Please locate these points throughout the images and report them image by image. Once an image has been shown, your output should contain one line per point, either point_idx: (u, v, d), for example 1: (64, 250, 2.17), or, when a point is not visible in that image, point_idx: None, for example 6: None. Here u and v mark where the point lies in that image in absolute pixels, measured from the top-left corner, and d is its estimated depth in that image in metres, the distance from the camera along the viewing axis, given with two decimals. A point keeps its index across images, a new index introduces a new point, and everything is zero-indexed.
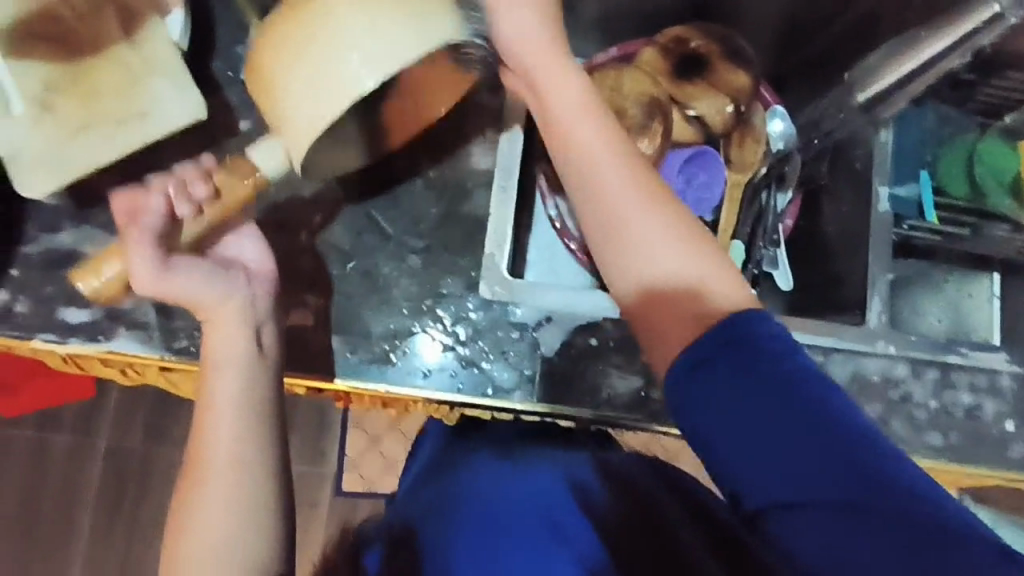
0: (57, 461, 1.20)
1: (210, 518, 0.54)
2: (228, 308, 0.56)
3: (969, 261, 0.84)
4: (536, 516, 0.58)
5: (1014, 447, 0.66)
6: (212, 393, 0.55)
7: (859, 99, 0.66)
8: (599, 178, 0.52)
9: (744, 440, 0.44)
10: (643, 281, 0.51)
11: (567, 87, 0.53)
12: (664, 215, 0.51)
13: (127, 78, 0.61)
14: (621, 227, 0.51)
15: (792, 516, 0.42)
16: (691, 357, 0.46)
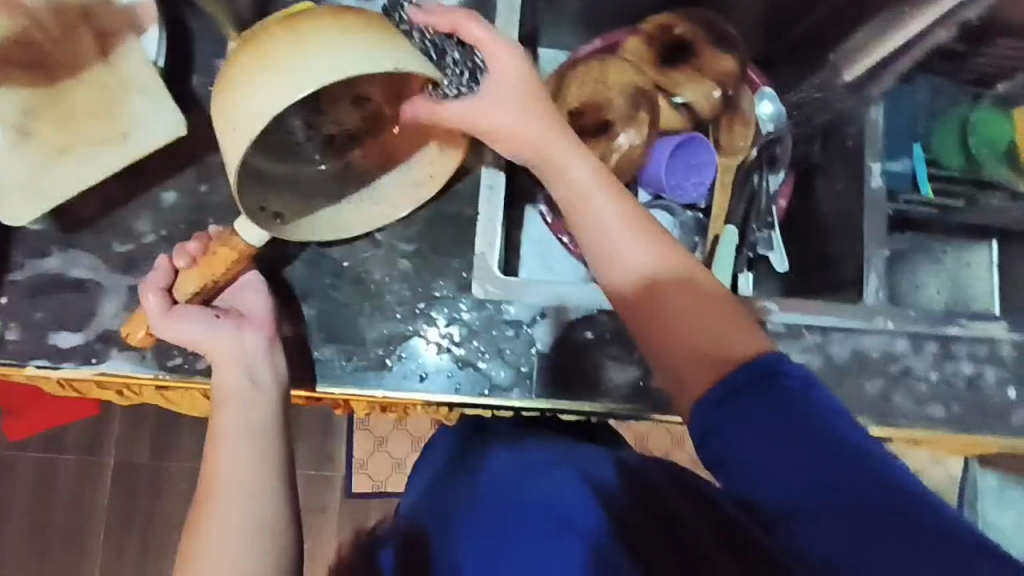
0: (66, 481, 1.20)
1: (221, 548, 0.54)
2: (226, 345, 0.57)
3: (967, 231, 0.83)
4: (547, 515, 0.57)
5: (1018, 413, 0.66)
6: (220, 425, 0.57)
7: (847, 78, 0.69)
8: (597, 223, 0.56)
9: (766, 461, 0.45)
10: (650, 303, 0.53)
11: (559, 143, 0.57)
12: (654, 240, 0.55)
13: (103, 97, 0.60)
14: (619, 257, 0.55)
15: (803, 526, 0.43)
16: (718, 391, 0.47)
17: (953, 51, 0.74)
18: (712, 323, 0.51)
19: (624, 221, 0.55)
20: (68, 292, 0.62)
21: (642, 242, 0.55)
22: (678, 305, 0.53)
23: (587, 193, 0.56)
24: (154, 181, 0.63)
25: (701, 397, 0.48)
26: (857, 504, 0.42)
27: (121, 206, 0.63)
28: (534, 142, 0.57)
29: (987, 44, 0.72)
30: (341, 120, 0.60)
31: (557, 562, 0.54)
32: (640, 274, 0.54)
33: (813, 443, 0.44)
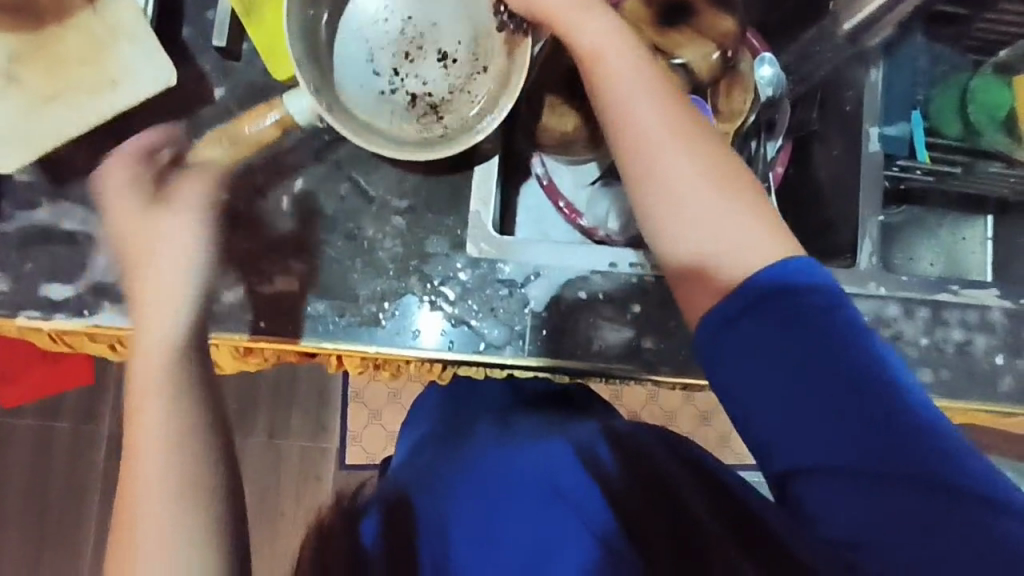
0: (62, 449, 1.21)
1: (158, 507, 0.51)
2: (169, 280, 0.55)
3: (963, 205, 0.83)
4: (540, 483, 0.57)
5: (1005, 380, 0.67)
6: (144, 371, 0.53)
7: (846, 29, 0.64)
8: (625, 113, 0.52)
9: (774, 394, 0.45)
10: (676, 199, 0.50)
11: (593, 23, 0.54)
12: (691, 139, 0.51)
13: (91, 43, 0.60)
14: (650, 150, 0.51)
15: (815, 480, 0.44)
16: (728, 310, 0.47)
17: (952, 13, 0.75)
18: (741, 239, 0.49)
19: (650, 104, 0.52)
20: (58, 244, 0.61)
21: (666, 126, 0.51)
22: (698, 196, 0.50)
23: (612, 69, 0.53)
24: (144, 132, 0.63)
25: (714, 308, 0.48)
26: (863, 437, 0.44)
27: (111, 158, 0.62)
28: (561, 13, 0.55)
29: (989, 8, 0.73)
30: (421, 75, 0.65)
31: (554, 531, 0.54)
32: (659, 156, 0.51)
33: (834, 380, 0.44)
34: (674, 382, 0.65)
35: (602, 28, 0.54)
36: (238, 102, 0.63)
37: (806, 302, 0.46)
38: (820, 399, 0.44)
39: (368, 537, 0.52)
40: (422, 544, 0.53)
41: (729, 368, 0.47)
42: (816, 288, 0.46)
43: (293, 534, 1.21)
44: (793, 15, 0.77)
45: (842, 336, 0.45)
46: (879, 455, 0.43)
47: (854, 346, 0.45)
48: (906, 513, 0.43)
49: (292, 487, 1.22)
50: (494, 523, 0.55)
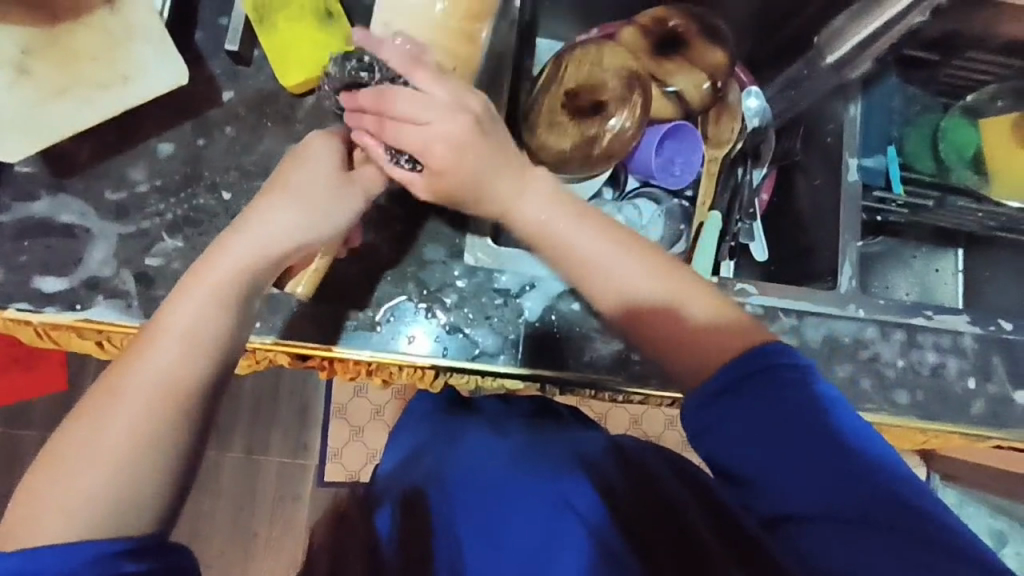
0: (28, 457, 1.15)
1: (122, 417, 0.47)
2: (286, 227, 0.53)
3: (934, 237, 0.87)
4: (547, 495, 0.54)
5: (977, 403, 0.69)
6: (207, 273, 0.52)
7: (828, 61, 0.68)
8: (581, 269, 0.55)
9: (765, 448, 0.47)
10: (646, 325, 0.54)
11: (530, 192, 0.56)
12: (644, 267, 0.54)
13: (105, 40, 0.62)
14: (611, 295, 0.54)
15: (804, 527, 0.45)
16: (708, 392, 0.49)
17: (926, 59, 0.80)
18: (705, 346, 0.52)
19: (603, 250, 0.55)
20: (54, 237, 0.61)
21: (609, 258, 0.55)
22: (662, 316, 0.53)
23: (542, 224, 0.56)
24: (149, 131, 0.64)
25: (703, 385, 0.50)
26: (853, 498, 0.44)
27: (114, 154, 0.63)
28: (477, 178, 0.55)
29: (958, 55, 0.78)
30: None
31: (555, 540, 0.52)
32: (604, 276, 0.55)
33: (818, 443, 0.46)
34: (661, 394, 0.67)
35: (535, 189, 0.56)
36: (245, 105, 0.65)
37: (792, 372, 0.48)
38: (809, 460, 0.46)
39: (383, 528, 0.52)
40: (437, 543, 0.53)
41: (725, 423, 0.48)
42: (795, 361, 0.49)
43: (267, 552, 1.18)
44: (780, 52, 0.82)
45: (818, 403, 0.47)
46: (866, 513, 0.44)
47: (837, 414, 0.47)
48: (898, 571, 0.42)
49: (267, 505, 1.19)
50: (496, 530, 0.54)
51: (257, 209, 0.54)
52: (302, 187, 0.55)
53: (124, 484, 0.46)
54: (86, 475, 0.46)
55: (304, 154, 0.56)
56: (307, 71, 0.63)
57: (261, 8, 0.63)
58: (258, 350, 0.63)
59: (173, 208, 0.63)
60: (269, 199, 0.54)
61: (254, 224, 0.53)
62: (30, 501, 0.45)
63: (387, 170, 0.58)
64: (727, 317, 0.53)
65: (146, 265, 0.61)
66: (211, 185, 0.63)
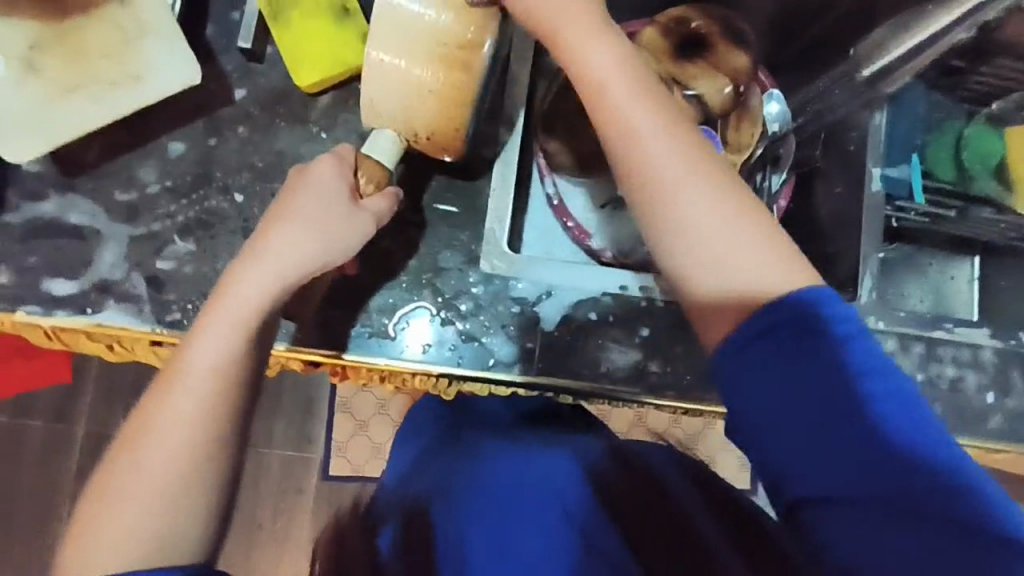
0: (33, 449, 1.14)
1: (158, 450, 0.47)
2: (305, 248, 0.52)
3: (951, 245, 0.85)
4: (553, 503, 0.54)
5: (995, 417, 0.69)
6: (228, 303, 0.50)
7: (865, 74, 0.66)
8: (632, 134, 0.48)
9: (788, 419, 0.42)
10: (684, 220, 0.46)
11: (608, 58, 0.50)
12: (692, 157, 0.47)
13: (116, 38, 0.60)
14: (652, 174, 0.47)
15: (830, 513, 0.41)
16: (742, 336, 0.44)
17: (952, 67, 0.79)
18: (744, 261, 0.46)
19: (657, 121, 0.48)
20: (64, 238, 0.60)
21: (660, 138, 0.48)
22: (703, 207, 0.46)
23: (607, 84, 0.49)
24: (160, 130, 0.62)
25: (730, 336, 0.44)
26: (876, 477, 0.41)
27: (124, 154, 0.62)
28: (562, 24, 0.50)
29: (986, 62, 0.77)
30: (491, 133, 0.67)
31: (550, 546, 0.51)
32: (662, 183, 0.47)
33: (839, 414, 0.42)
34: (676, 405, 0.66)
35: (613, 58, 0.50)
36: (257, 105, 0.64)
37: (821, 326, 0.43)
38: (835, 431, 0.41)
39: (384, 545, 0.50)
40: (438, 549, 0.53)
41: (750, 388, 0.43)
42: (825, 316, 0.43)
43: (272, 544, 1.18)
44: (801, 54, 0.80)
45: (839, 366, 0.42)
46: (882, 488, 0.40)
47: (865, 380, 0.42)
48: (914, 550, 0.39)
49: (270, 497, 1.19)
50: (506, 545, 0.52)
51: (265, 242, 0.52)
52: (309, 214, 0.53)
53: (171, 511, 0.46)
54: (130, 507, 0.46)
55: (308, 181, 0.54)
56: (317, 64, 0.62)
57: (277, 4, 0.62)
58: (270, 355, 0.63)
59: (185, 211, 0.61)
60: (276, 224, 0.52)
61: (267, 257, 0.51)
62: (83, 533, 0.46)
63: (395, 199, 0.58)
64: (774, 243, 0.46)
65: (157, 268, 0.60)
66: (223, 187, 0.62)
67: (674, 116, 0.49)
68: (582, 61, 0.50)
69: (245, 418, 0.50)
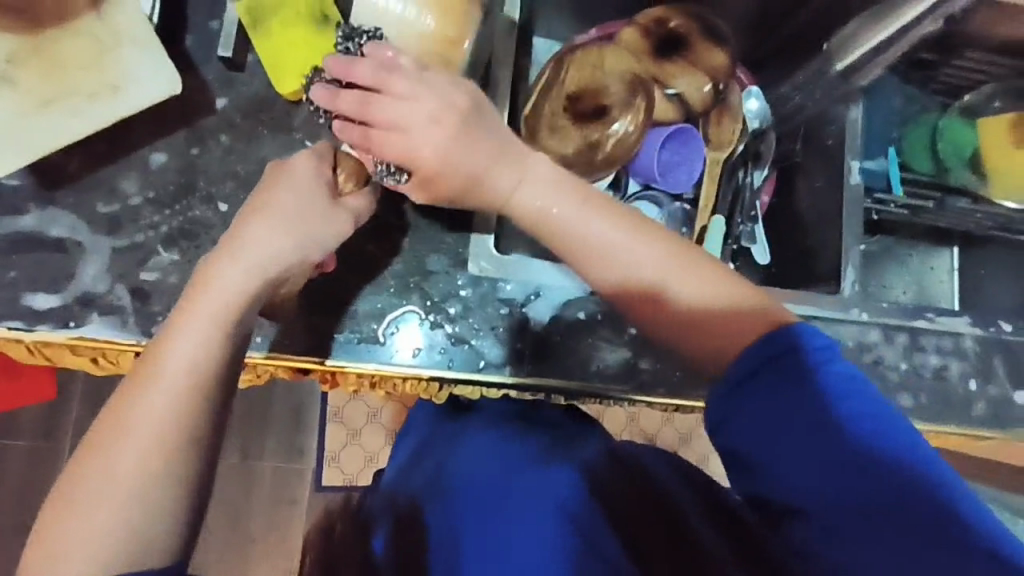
0: (18, 469, 1.12)
1: (129, 450, 0.46)
2: (279, 248, 0.53)
3: (931, 236, 0.87)
4: (542, 500, 0.53)
5: (978, 404, 0.70)
6: (200, 303, 0.50)
7: (838, 66, 0.68)
8: (581, 243, 0.52)
9: (787, 450, 0.45)
10: (662, 305, 0.51)
11: (533, 180, 0.53)
12: (642, 234, 0.52)
13: (93, 48, 0.60)
14: (615, 270, 0.52)
15: (838, 543, 0.43)
16: (733, 379, 0.47)
17: (924, 60, 0.81)
18: (720, 318, 0.50)
19: (595, 219, 0.52)
20: (44, 252, 0.59)
21: (607, 233, 0.52)
22: (668, 285, 0.51)
23: (543, 215, 0.53)
24: (141, 140, 0.62)
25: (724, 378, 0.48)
26: (876, 500, 0.43)
27: (105, 165, 0.61)
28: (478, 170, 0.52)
29: (956, 55, 0.79)
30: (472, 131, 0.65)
31: (542, 543, 0.50)
32: (597, 258, 0.52)
33: (834, 439, 0.44)
34: (667, 402, 0.66)
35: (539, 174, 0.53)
36: (240, 113, 0.63)
37: (808, 359, 0.46)
38: (835, 456, 0.44)
39: (377, 547, 0.51)
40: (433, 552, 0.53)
41: (747, 422, 0.46)
42: (809, 350, 0.46)
43: (267, 557, 1.16)
44: (778, 52, 0.82)
45: (828, 395, 0.45)
46: (884, 510, 0.42)
47: (855, 406, 0.45)
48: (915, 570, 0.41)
49: (263, 509, 1.17)
50: (498, 546, 0.52)
51: (239, 233, 0.52)
52: (283, 210, 0.53)
53: (142, 510, 0.46)
54: (100, 508, 0.45)
55: (281, 174, 0.54)
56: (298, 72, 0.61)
57: (255, 13, 0.61)
58: (258, 364, 0.62)
59: (168, 221, 0.61)
60: (248, 219, 0.53)
61: (240, 254, 0.52)
62: (50, 531, 0.45)
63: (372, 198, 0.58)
64: (735, 292, 0.50)
65: (141, 280, 0.60)
66: (207, 196, 0.62)
67: (583, 186, 0.53)
68: (510, 197, 0.54)
69: (222, 419, 0.50)
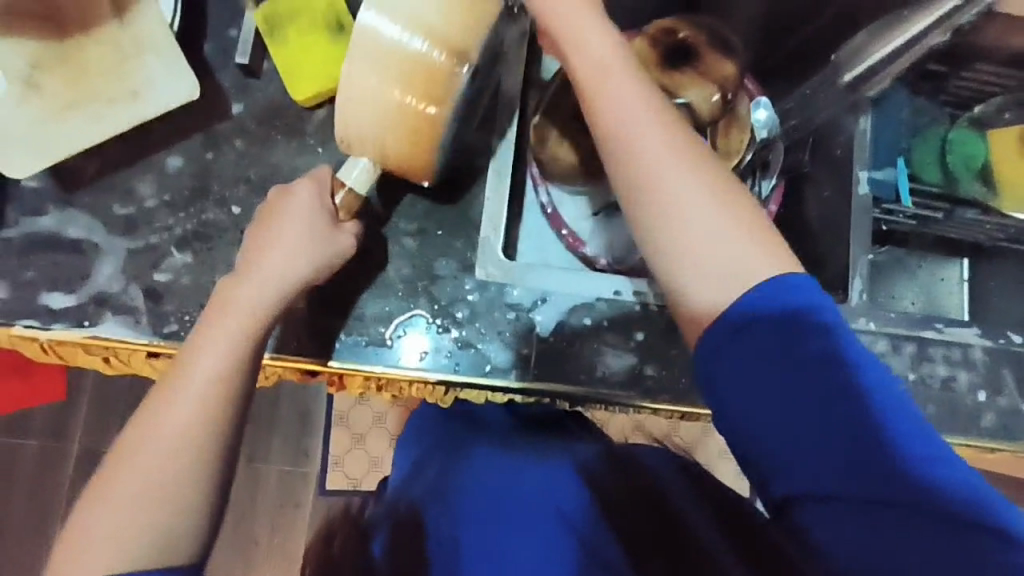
0: (28, 467, 1.13)
1: (151, 459, 0.47)
2: (297, 266, 0.54)
3: (940, 247, 0.86)
4: (550, 511, 0.54)
5: (987, 416, 0.69)
6: (223, 317, 0.51)
7: (847, 78, 0.68)
8: (614, 117, 0.48)
9: (780, 418, 0.43)
10: (668, 200, 0.46)
11: (599, 40, 0.50)
12: (670, 135, 0.48)
13: (114, 55, 0.61)
14: (635, 156, 0.48)
15: (823, 512, 0.42)
16: (730, 322, 0.44)
17: (933, 71, 0.81)
18: (723, 245, 0.45)
19: (636, 100, 0.49)
20: (61, 252, 0.61)
21: (635, 116, 0.48)
22: (686, 191, 0.46)
23: (599, 71, 0.50)
24: (157, 144, 0.63)
25: (722, 312, 0.44)
26: (865, 472, 0.42)
27: (122, 168, 0.62)
28: (562, 19, 0.51)
29: (966, 67, 0.80)
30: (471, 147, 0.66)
31: (547, 550, 0.51)
32: (622, 136, 0.48)
33: (831, 405, 0.42)
34: (673, 410, 0.67)
35: (601, 44, 0.51)
36: (254, 119, 0.64)
37: (809, 318, 0.43)
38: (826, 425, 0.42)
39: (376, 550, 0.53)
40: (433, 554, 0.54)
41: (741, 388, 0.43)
42: (812, 309, 0.43)
43: (270, 560, 1.17)
44: (787, 62, 0.82)
45: (829, 356, 0.43)
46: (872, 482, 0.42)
47: (854, 367, 0.43)
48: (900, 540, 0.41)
49: (268, 512, 1.18)
50: (502, 555, 0.52)
51: (257, 255, 0.54)
52: (296, 232, 0.54)
53: (158, 522, 0.46)
54: (120, 516, 0.46)
55: (286, 198, 0.56)
56: (313, 80, 0.63)
57: (272, 21, 0.63)
58: (268, 366, 0.63)
59: (182, 223, 0.62)
60: (265, 239, 0.54)
61: (256, 274, 0.53)
62: (71, 541, 0.46)
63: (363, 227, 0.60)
64: (750, 226, 0.46)
65: (154, 280, 0.61)
66: (220, 199, 0.63)
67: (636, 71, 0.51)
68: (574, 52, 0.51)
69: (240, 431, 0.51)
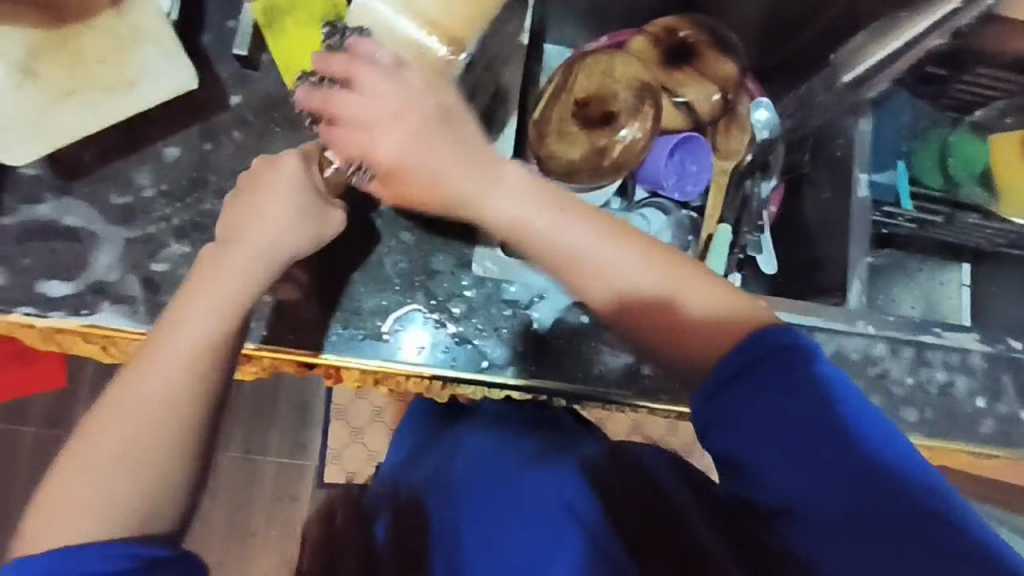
0: (25, 456, 1.13)
1: (133, 420, 0.47)
2: (289, 235, 0.54)
3: (940, 251, 0.86)
4: (547, 499, 0.53)
5: (986, 422, 0.69)
6: (210, 280, 0.52)
7: (845, 79, 0.69)
8: (555, 248, 0.52)
9: (781, 448, 0.45)
10: (643, 304, 0.51)
11: (506, 192, 0.53)
12: (611, 237, 0.52)
13: (113, 44, 0.61)
14: (591, 277, 0.52)
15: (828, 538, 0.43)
16: (723, 381, 0.47)
17: (933, 74, 0.80)
18: (707, 324, 0.49)
19: (567, 221, 0.52)
20: (58, 240, 0.61)
21: (575, 236, 0.52)
22: (649, 290, 0.51)
23: (517, 220, 0.52)
24: (156, 134, 0.63)
25: (712, 374, 0.47)
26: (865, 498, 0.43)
27: (120, 158, 0.62)
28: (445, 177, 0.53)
29: (965, 71, 0.78)
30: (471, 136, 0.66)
31: (546, 539, 0.50)
32: (573, 265, 0.52)
33: (827, 440, 0.44)
34: (669, 409, 0.67)
35: (509, 189, 0.53)
36: (253, 110, 0.64)
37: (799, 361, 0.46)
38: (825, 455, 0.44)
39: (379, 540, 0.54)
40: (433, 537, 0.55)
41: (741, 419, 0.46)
42: (802, 353, 0.46)
43: (266, 554, 1.17)
44: (788, 63, 0.82)
45: (822, 396, 0.45)
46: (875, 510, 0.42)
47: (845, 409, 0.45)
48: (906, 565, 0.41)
49: (264, 505, 1.18)
50: (496, 540, 0.52)
51: (251, 218, 0.53)
52: (286, 200, 0.54)
53: (136, 482, 0.46)
54: (98, 476, 0.46)
55: (281, 162, 0.54)
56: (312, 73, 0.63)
57: (271, 13, 0.62)
58: (262, 356, 0.63)
59: (181, 214, 0.62)
60: (253, 199, 0.54)
61: (250, 241, 0.53)
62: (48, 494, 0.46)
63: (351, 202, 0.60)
64: (721, 294, 0.51)
65: (151, 270, 0.61)
66: (218, 190, 0.63)
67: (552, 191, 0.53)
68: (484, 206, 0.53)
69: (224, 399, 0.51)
